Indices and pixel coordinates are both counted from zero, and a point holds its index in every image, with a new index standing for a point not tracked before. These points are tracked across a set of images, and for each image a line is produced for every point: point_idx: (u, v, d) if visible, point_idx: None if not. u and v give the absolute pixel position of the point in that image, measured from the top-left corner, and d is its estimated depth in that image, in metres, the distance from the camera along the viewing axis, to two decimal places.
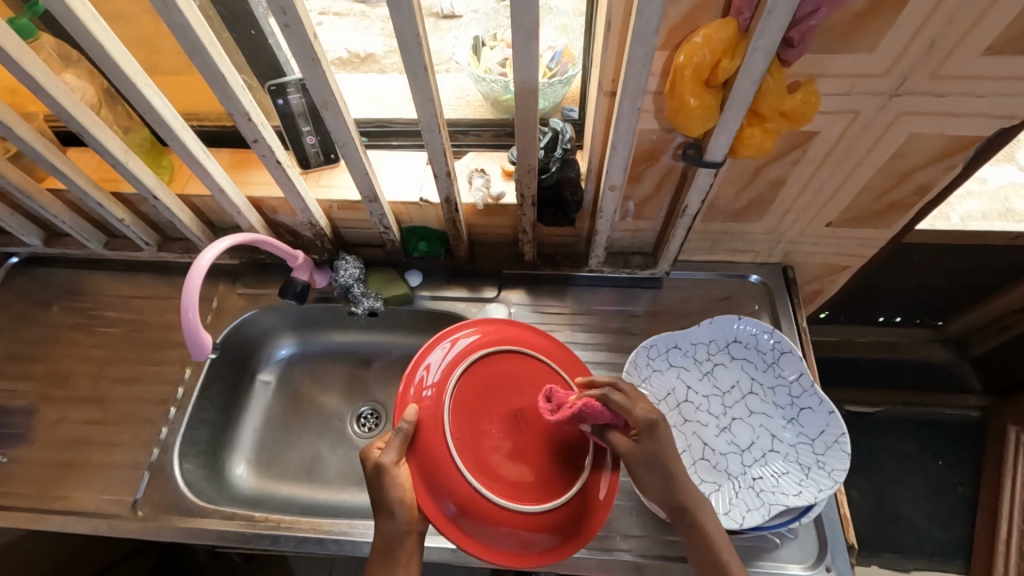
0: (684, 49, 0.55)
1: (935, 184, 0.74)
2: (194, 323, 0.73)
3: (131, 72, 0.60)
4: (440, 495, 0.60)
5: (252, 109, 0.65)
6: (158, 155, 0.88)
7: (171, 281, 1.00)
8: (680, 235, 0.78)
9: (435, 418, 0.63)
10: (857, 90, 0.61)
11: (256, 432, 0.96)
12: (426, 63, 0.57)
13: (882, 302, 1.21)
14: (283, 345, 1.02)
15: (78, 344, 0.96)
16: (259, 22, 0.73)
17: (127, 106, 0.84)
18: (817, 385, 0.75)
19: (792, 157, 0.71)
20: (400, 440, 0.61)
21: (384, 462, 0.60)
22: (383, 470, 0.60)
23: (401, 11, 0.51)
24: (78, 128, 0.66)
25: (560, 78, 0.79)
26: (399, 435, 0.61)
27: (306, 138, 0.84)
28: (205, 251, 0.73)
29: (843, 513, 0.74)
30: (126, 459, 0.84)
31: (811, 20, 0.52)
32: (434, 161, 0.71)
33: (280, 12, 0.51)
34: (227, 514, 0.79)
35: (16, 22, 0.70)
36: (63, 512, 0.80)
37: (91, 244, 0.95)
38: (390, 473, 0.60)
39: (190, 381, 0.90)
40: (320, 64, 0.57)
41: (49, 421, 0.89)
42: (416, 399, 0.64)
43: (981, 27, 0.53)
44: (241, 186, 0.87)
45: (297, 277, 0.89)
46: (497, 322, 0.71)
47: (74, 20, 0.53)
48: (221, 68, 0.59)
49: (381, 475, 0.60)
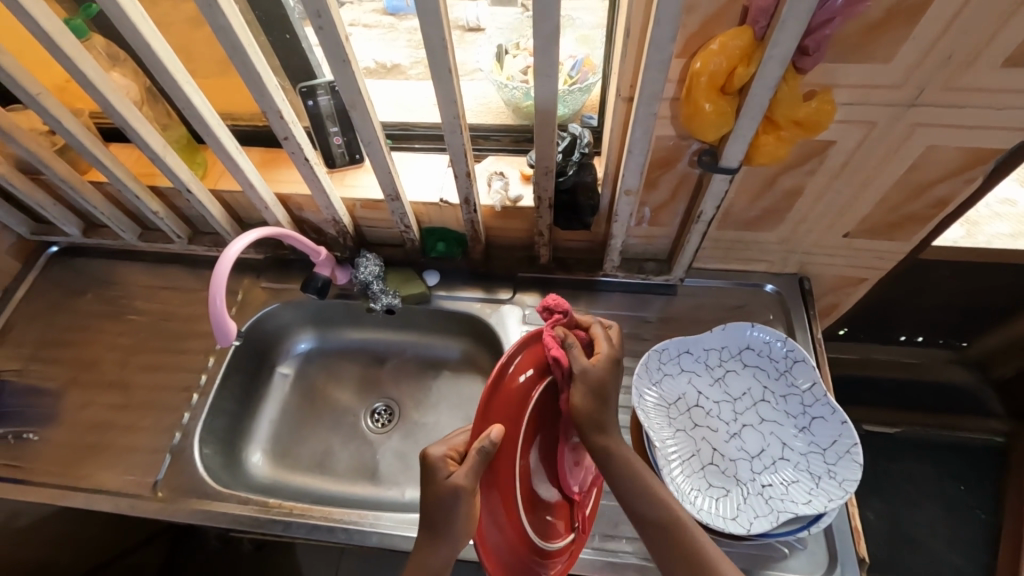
0: (700, 56, 0.56)
1: (954, 199, 0.73)
2: (220, 311, 0.75)
3: (175, 71, 0.64)
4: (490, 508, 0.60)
5: (284, 108, 0.69)
6: (193, 152, 0.92)
7: (198, 273, 1.04)
8: (694, 241, 0.79)
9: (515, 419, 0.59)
10: (873, 101, 0.61)
11: (273, 422, 0.99)
12: (450, 66, 0.59)
13: (903, 321, 1.19)
14: (302, 339, 1.05)
15: (109, 330, 1.00)
16: (294, 27, 0.77)
17: (167, 104, 0.89)
18: (829, 394, 0.75)
19: (807, 166, 0.71)
20: (478, 463, 0.55)
21: (462, 488, 0.56)
22: (460, 495, 0.56)
23: (429, 17, 0.54)
24: (123, 122, 0.70)
25: (580, 85, 0.81)
26: (478, 456, 0.55)
27: (333, 139, 0.88)
28: (232, 243, 0.76)
29: (854, 525, 0.73)
30: (148, 442, 0.88)
31: (825, 30, 0.53)
32: (454, 162, 0.73)
33: (315, 15, 0.55)
34: (243, 499, 0.81)
35: (72, 21, 0.74)
36: (87, 490, 0.84)
37: (126, 235, 0.99)
38: (465, 497, 0.56)
39: (212, 369, 0.94)
40: (350, 65, 0.60)
41: (79, 403, 0.93)
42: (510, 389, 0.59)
43: (998, 40, 0.54)
44: (270, 183, 0.91)
45: (319, 273, 0.92)
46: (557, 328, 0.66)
47: (125, 19, 0.57)
48: (257, 68, 0.63)
49: (456, 498, 0.56)
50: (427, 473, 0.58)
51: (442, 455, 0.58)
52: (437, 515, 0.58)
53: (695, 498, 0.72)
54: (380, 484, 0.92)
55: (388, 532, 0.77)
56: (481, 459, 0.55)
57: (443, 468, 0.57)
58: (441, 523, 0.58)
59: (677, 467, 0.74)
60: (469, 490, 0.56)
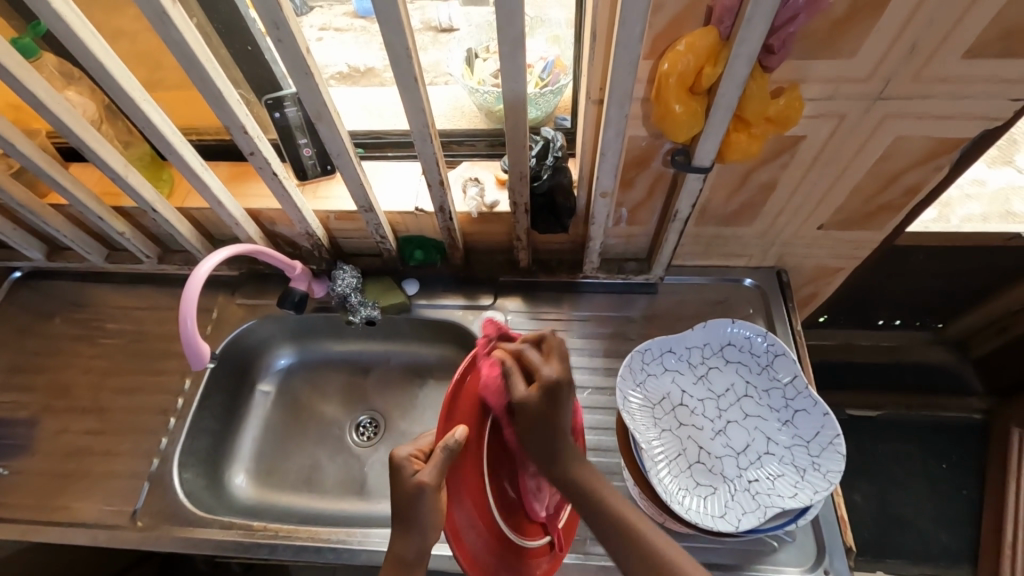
0: (668, 57, 0.56)
1: (924, 186, 0.74)
2: (192, 333, 0.73)
3: (130, 89, 0.62)
4: (461, 509, 0.61)
5: (247, 122, 0.67)
6: (158, 169, 0.90)
7: (171, 292, 1.01)
8: (672, 240, 0.79)
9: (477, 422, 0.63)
10: (841, 94, 0.62)
11: (256, 441, 0.97)
12: (416, 75, 0.58)
13: (882, 305, 1.21)
14: (282, 354, 1.03)
15: (79, 355, 0.97)
16: (255, 38, 0.75)
17: (127, 121, 0.86)
18: (811, 387, 0.75)
19: (780, 160, 0.72)
20: (443, 459, 0.59)
21: (426, 485, 0.59)
22: (424, 491, 0.59)
23: (391, 25, 0.53)
24: (79, 142, 0.68)
25: (551, 88, 0.80)
26: (443, 453, 0.59)
27: (302, 150, 0.86)
28: (202, 261, 0.74)
29: (840, 515, 0.74)
30: (126, 469, 0.85)
31: (789, 27, 0.53)
32: (427, 171, 0.72)
33: (273, 26, 0.53)
34: (226, 523, 0.79)
35: (19, 40, 0.72)
36: (64, 523, 0.81)
37: (92, 257, 0.97)
38: (430, 493, 0.59)
39: (189, 392, 0.91)
40: (313, 76, 0.59)
41: (51, 432, 0.90)
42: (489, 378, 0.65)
43: (959, 31, 0.54)
44: (239, 198, 0.89)
45: (295, 287, 0.90)
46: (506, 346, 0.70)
47: (73, 38, 0.55)
48: (217, 83, 0.61)
49: (421, 497, 0.59)
50: (394, 471, 0.61)
51: (408, 454, 0.62)
52: (408, 513, 0.60)
53: (683, 497, 0.72)
54: (368, 498, 0.91)
55: (376, 549, 0.75)
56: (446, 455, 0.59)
57: (410, 466, 0.61)
58: (410, 520, 0.60)
59: (664, 468, 0.74)
60: (434, 487, 0.59)
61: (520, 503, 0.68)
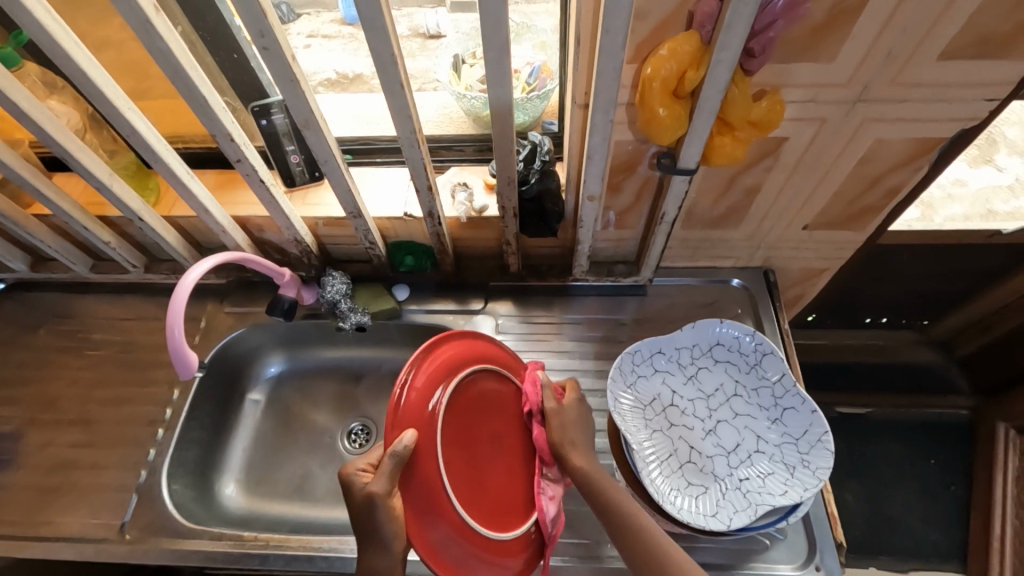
0: (652, 62, 0.57)
1: (905, 187, 0.76)
2: (179, 342, 0.73)
3: (115, 97, 0.62)
4: (428, 519, 0.57)
5: (234, 130, 0.67)
6: (143, 178, 0.89)
7: (158, 302, 1.00)
8: (660, 242, 0.80)
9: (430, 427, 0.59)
10: (821, 97, 0.63)
11: (246, 451, 0.96)
12: (402, 82, 0.59)
13: (869, 304, 1.23)
14: (271, 362, 1.02)
15: (64, 367, 0.95)
16: (241, 46, 0.75)
17: (112, 130, 0.86)
18: (799, 385, 0.76)
19: (764, 163, 0.73)
20: (393, 468, 0.56)
21: (376, 494, 0.57)
22: (372, 501, 0.57)
23: (377, 33, 0.53)
24: (63, 152, 0.67)
25: (538, 93, 0.81)
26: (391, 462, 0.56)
27: (290, 157, 0.86)
28: (189, 270, 0.73)
29: (830, 512, 0.75)
30: (113, 482, 0.84)
31: (769, 32, 0.54)
32: (415, 176, 0.72)
33: (258, 35, 0.53)
34: (216, 534, 0.78)
35: (1, 50, 0.71)
36: (50, 538, 0.80)
37: (78, 268, 0.95)
38: (382, 503, 0.57)
39: (178, 402, 0.90)
40: (299, 84, 0.59)
41: (35, 446, 0.88)
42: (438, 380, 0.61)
43: (934, 35, 0.55)
44: (226, 206, 0.88)
45: (284, 294, 0.90)
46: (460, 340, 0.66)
47: (56, 47, 0.54)
48: (203, 92, 0.61)
49: (374, 506, 0.57)
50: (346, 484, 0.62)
51: (357, 469, 0.63)
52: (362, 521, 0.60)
53: (675, 497, 0.72)
54: None
55: None
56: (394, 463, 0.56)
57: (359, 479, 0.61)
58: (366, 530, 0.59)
59: (656, 469, 0.74)
60: (383, 496, 0.57)
61: (495, 501, 0.64)
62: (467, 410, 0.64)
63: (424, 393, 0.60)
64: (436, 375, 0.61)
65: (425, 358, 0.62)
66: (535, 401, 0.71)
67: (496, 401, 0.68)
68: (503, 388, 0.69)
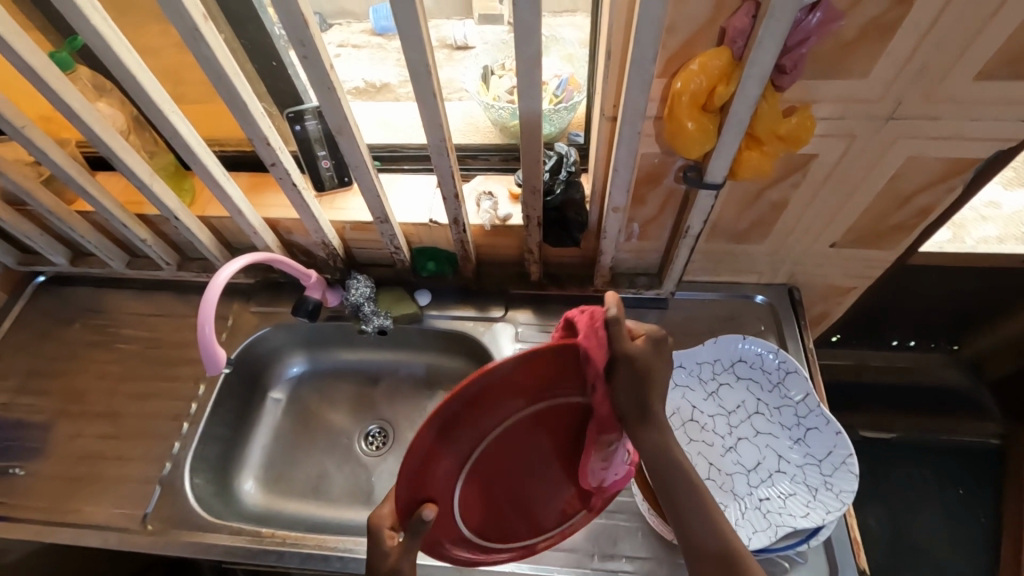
0: (681, 76, 0.57)
1: (937, 207, 0.74)
2: (209, 338, 0.75)
3: (159, 100, 0.64)
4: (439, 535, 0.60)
5: (270, 135, 0.69)
6: (180, 178, 0.92)
7: (187, 299, 1.03)
8: (683, 255, 0.80)
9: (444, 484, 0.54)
10: (852, 115, 0.62)
11: (265, 448, 0.98)
12: (434, 91, 0.60)
13: (896, 326, 1.20)
14: (294, 362, 1.04)
15: (96, 360, 0.98)
16: (280, 54, 0.78)
17: (154, 132, 0.89)
18: (823, 405, 0.75)
19: (791, 179, 0.72)
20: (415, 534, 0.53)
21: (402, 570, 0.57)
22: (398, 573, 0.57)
23: (412, 43, 0.55)
24: (108, 151, 0.70)
25: (565, 104, 0.82)
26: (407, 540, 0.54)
27: (321, 162, 0.88)
28: (221, 269, 0.76)
29: (853, 536, 0.73)
30: (137, 474, 0.86)
31: (801, 49, 0.54)
32: (442, 183, 0.74)
33: (299, 44, 0.55)
34: (235, 529, 0.80)
35: (56, 54, 0.75)
36: (75, 525, 0.82)
37: (114, 263, 0.99)
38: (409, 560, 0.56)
39: (203, 397, 0.92)
40: (335, 91, 0.61)
41: (66, 435, 0.91)
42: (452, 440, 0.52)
43: (969, 54, 0.55)
44: (258, 208, 0.91)
45: (309, 296, 0.91)
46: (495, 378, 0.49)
47: (109, 52, 0.57)
48: (243, 97, 0.63)
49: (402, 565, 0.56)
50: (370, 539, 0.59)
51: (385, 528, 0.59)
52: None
53: None
54: (376, 508, 0.91)
55: None
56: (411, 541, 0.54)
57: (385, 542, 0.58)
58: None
59: None
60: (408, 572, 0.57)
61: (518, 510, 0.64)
62: (493, 453, 0.56)
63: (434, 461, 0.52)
64: (451, 435, 0.52)
65: (422, 440, 0.50)
66: (598, 361, 0.51)
67: (530, 428, 0.56)
68: (546, 410, 0.55)
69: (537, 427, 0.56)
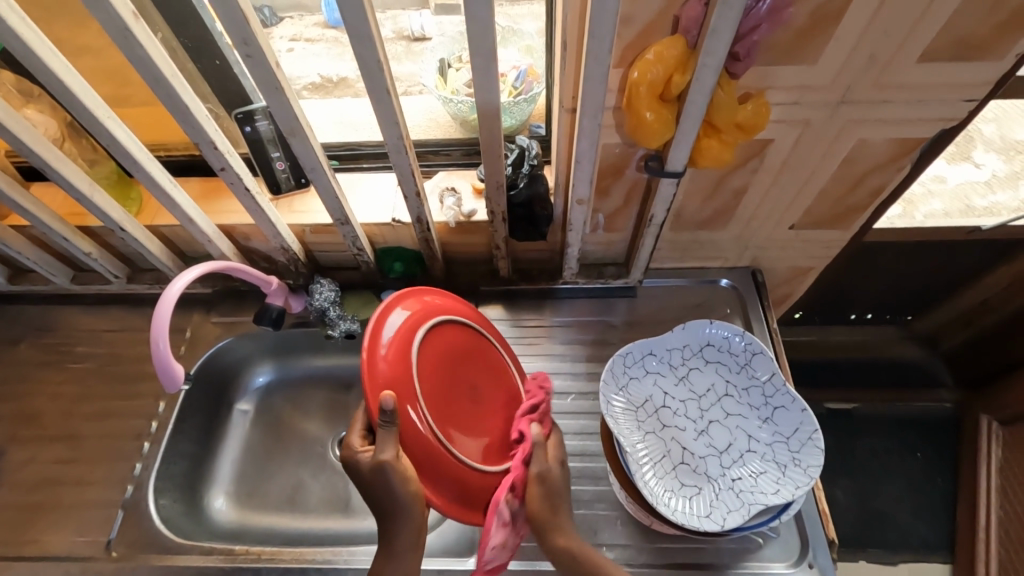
0: (638, 67, 0.57)
1: (888, 186, 0.77)
2: (166, 355, 0.72)
3: (92, 105, 0.60)
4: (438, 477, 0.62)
5: (218, 138, 0.65)
6: (125, 187, 0.87)
7: (142, 312, 0.98)
8: (648, 244, 0.80)
9: (404, 393, 0.61)
10: (805, 99, 0.63)
11: (236, 461, 0.94)
12: (388, 88, 0.58)
13: (856, 301, 1.24)
14: (260, 372, 1.01)
15: (46, 380, 0.93)
16: (224, 52, 0.74)
17: (92, 139, 0.84)
18: (789, 384, 0.77)
19: (750, 165, 0.73)
20: (387, 431, 0.59)
21: (386, 461, 0.58)
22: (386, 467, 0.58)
23: (362, 39, 0.52)
24: (41, 162, 0.66)
25: (525, 96, 0.80)
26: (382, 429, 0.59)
27: (276, 164, 0.84)
28: (173, 281, 0.72)
29: (821, 508, 0.76)
30: (98, 498, 0.82)
31: (754, 36, 0.54)
32: (403, 182, 0.72)
33: (241, 43, 0.52)
34: (206, 549, 0.77)
35: None
36: (33, 557, 0.78)
37: (58, 279, 0.94)
38: (392, 468, 0.59)
39: (164, 415, 0.88)
40: (284, 91, 0.58)
41: (18, 462, 0.87)
42: (388, 344, 0.63)
43: (913, 37, 0.56)
44: (210, 215, 0.87)
45: (271, 303, 0.89)
46: (388, 303, 0.66)
47: (31, 55, 0.53)
48: (184, 98, 0.59)
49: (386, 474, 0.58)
50: (353, 470, 0.61)
51: (358, 447, 0.62)
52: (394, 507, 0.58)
53: (669, 499, 0.72)
54: (354, 515, 0.89)
55: (363, 567, 0.74)
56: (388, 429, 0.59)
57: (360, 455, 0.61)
58: (393, 505, 0.60)
59: (650, 470, 0.74)
60: (392, 462, 0.59)
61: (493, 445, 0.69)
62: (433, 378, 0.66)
63: (389, 357, 0.62)
64: (394, 350, 0.63)
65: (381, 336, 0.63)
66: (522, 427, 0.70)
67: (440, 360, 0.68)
68: (440, 340, 0.69)
69: (430, 353, 0.67)
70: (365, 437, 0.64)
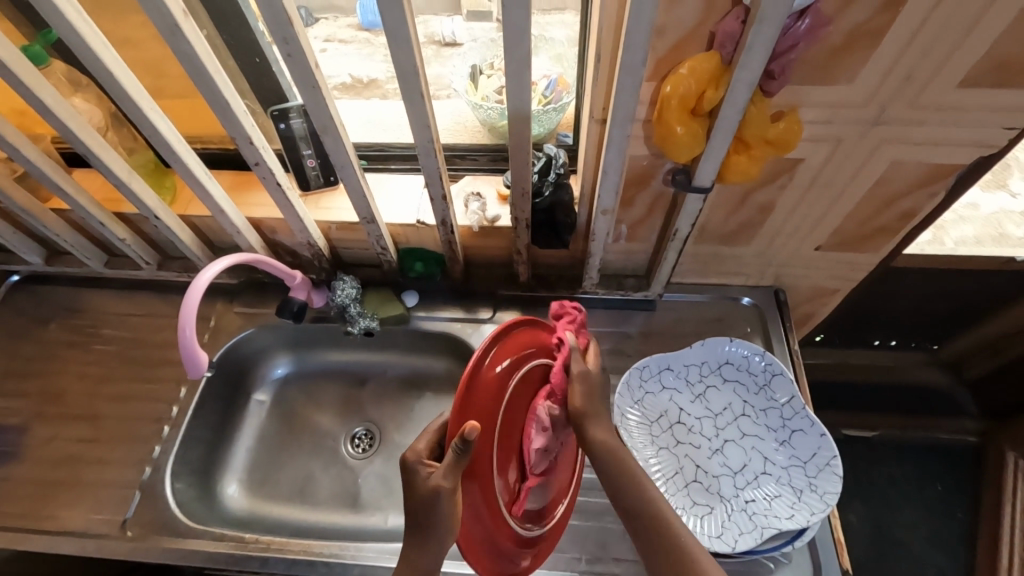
0: (670, 80, 0.57)
1: (919, 212, 0.75)
2: (190, 340, 0.73)
3: (137, 96, 0.62)
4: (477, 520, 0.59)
5: (253, 133, 0.67)
6: (161, 176, 0.90)
7: (169, 299, 1.01)
8: (671, 258, 0.80)
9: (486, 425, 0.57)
10: (839, 120, 0.63)
11: (250, 451, 0.96)
12: (421, 91, 0.59)
13: (881, 326, 1.21)
14: (279, 364, 1.02)
15: (74, 360, 0.96)
16: (264, 49, 0.76)
17: (133, 129, 0.87)
18: (808, 407, 0.76)
19: (778, 183, 0.73)
20: (454, 459, 0.54)
21: (443, 488, 0.55)
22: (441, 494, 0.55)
23: (399, 42, 0.54)
24: (84, 149, 0.68)
25: (554, 106, 0.81)
26: (453, 455, 0.54)
27: (306, 161, 0.86)
28: (203, 270, 0.74)
29: (836, 535, 0.74)
30: (116, 478, 0.84)
31: (790, 54, 0.54)
32: (430, 184, 0.73)
33: (282, 41, 0.54)
34: (217, 535, 0.78)
35: (30, 48, 0.73)
36: (52, 532, 0.80)
37: (92, 263, 0.97)
38: (446, 497, 0.55)
39: (185, 400, 0.91)
40: (320, 90, 0.59)
41: (42, 438, 0.89)
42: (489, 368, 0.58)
43: (953, 61, 0.56)
44: (242, 207, 0.89)
45: (294, 297, 0.90)
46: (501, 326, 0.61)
47: (83, 46, 0.55)
48: (224, 93, 0.61)
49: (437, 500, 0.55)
50: (408, 476, 0.58)
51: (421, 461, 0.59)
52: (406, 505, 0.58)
53: (680, 517, 0.71)
54: (363, 511, 0.90)
55: (370, 563, 0.75)
56: (459, 456, 0.54)
57: (422, 469, 0.58)
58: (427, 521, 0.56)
59: (661, 486, 0.74)
60: (449, 490, 0.55)
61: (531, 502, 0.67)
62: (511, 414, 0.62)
63: (485, 383, 0.57)
64: (491, 379, 0.58)
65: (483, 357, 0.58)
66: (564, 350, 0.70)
67: (523, 394, 0.64)
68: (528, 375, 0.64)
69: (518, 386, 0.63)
70: (433, 449, 0.62)
